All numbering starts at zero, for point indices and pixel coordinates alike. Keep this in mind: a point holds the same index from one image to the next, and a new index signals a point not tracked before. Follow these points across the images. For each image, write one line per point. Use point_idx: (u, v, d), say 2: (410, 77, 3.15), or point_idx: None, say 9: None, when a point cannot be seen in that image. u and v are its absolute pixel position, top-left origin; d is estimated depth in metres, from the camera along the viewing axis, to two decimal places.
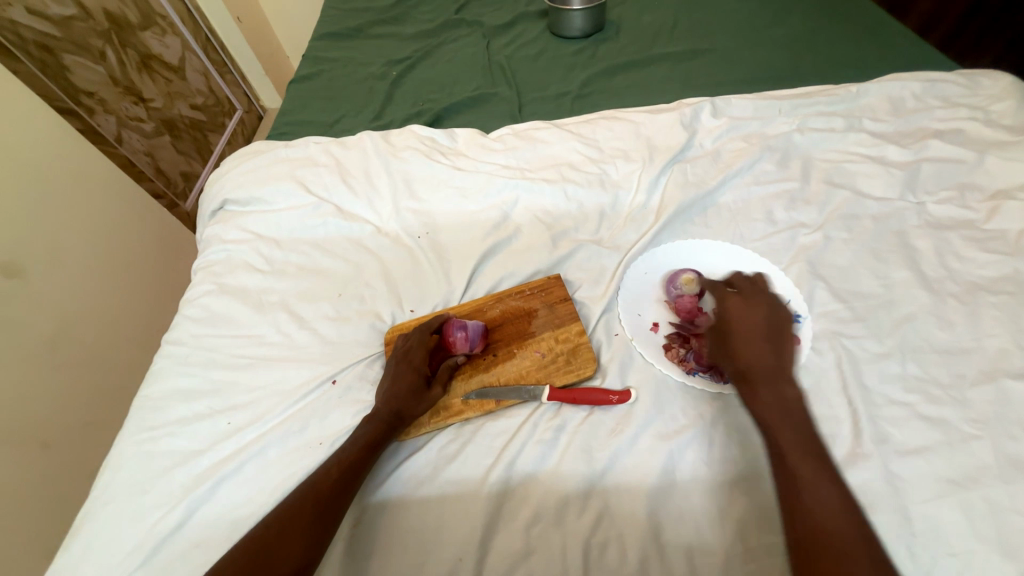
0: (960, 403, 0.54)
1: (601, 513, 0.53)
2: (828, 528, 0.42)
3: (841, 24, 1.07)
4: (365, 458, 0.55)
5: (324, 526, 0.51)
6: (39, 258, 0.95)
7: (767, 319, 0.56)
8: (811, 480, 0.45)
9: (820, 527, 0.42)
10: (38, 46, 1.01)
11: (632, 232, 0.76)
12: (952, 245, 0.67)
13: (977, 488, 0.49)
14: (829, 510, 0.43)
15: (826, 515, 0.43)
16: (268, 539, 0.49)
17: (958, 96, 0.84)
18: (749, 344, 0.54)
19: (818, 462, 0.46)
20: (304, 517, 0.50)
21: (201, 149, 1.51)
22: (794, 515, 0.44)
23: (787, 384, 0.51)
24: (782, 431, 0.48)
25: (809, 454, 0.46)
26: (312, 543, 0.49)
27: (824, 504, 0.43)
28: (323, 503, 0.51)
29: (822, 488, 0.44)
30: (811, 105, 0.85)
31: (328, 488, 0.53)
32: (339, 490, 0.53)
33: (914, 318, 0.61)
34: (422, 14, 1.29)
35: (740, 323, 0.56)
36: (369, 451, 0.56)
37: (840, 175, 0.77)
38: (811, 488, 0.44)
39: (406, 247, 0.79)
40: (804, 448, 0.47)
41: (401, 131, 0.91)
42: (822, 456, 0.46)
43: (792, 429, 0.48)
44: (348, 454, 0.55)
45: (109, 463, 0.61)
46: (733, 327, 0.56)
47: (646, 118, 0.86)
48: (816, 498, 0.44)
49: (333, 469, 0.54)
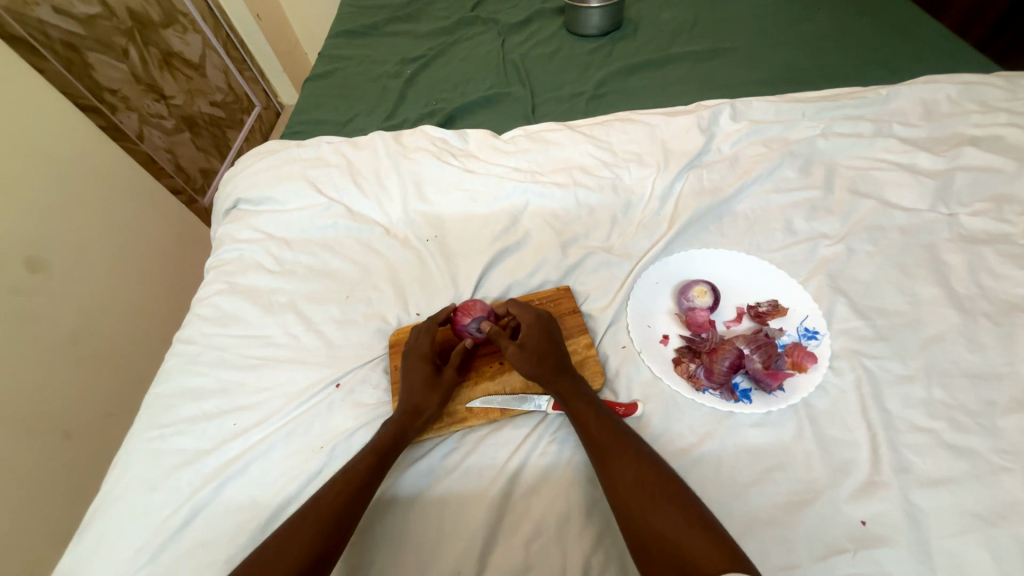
0: (989, 431, 0.51)
1: (603, 532, 0.52)
2: (639, 503, 0.47)
3: (872, 21, 1.02)
4: (373, 468, 0.54)
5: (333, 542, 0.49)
6: (62, 254, 0.97)
7: (543, 333, 0.61)
8: (620, 463, 0.50)
9: (634, 505, 0.47)
10: (64, 45, 1.02)
11: (644, 240, 0.74)
12: (986, 260, 0.63)
13: (1006, 525, 0.46)
14: (672, 513, 0.45)
15: (638, 491, 0.47)
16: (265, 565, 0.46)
17: (997, 99, 0.79)
18: (550, 358, 0.59)
19: (651, 469, 0.49)
20: (303, 537, 0.48)
21: (220, 145, 1.53)
22: (642, 528, 0.45)
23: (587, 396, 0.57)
24: (592, 423, 0.54)
25: (615, 441, 0.52)
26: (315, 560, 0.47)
27: (632, 482, 0.48)
28: (328, 526, 0.49)
29: (626, 469, 0.49)
30: (838, 108, 0.81)
31: (328, 512, 0.50)
32: (341, 512, 0.50)
33: (942, 338, 0.58)
34: (438, 11, 1.28)
35: (533, 339, 0.60)
36: (378, 459, 0.55)
37: (865, 184, 0.74)
38: (618, 471, 0.49)
39: (414, 250, 0.78)
40: (612, 435, 0.52)
41: (413, 132, 0.91)
42: (625, 438, 0.52)
43: (618, 446, 0.51)
44: (359, 465, 0.54)
45: (120, 458, 0.62)
46: (530, 340, 0.60)
47: (662, 120, 0.84)
48: (625, 480, 0.49)
49: (326, 503, 0.51)
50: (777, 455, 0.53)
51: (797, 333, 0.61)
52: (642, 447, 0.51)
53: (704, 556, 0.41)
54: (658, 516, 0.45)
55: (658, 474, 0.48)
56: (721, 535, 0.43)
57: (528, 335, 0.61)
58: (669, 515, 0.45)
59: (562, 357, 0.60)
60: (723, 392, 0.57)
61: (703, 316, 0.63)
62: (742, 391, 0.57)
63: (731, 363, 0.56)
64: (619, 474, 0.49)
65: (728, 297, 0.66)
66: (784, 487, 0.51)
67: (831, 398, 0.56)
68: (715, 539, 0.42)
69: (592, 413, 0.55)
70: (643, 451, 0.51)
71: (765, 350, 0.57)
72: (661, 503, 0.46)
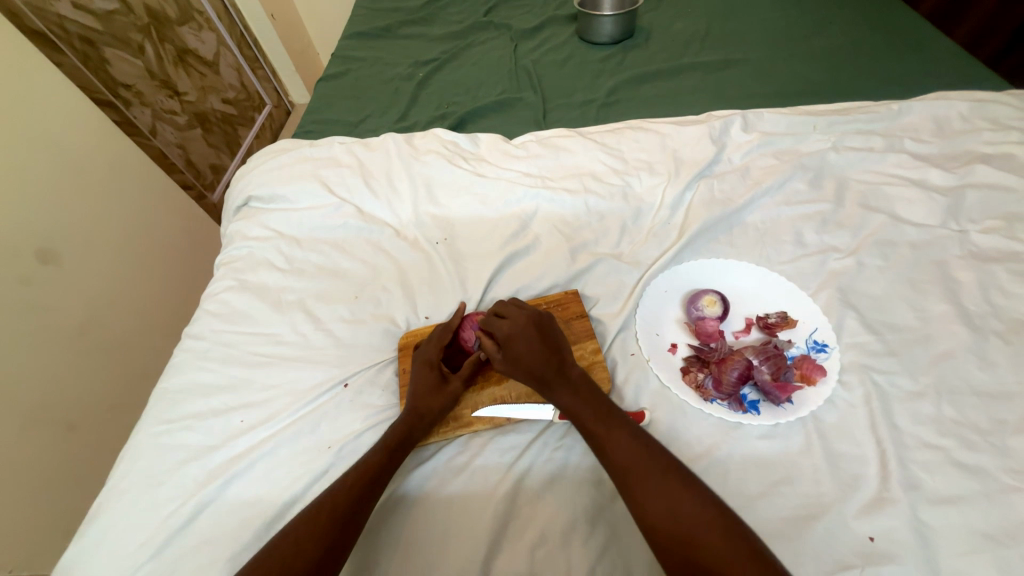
0: (999, 450, 0.51)
1: (608, 541, 0.52)
2: (677, 536, 0.45)
3: (884, 36, 1.02)
4: (384, 463, 0.54)
5: (342, 537, 0.49)
6: (73, 246, 0.97)
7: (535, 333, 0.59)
8: (651, 493, 0.47)
9: (670, 532, 0.45)
10: (82, 40, 1.03)
11: (654, 248, 0.74)
12: (997, 278, 0.63)
13: (1016, 546, 0.45)
14: (710, 534, 0.44)
15: (675, 523, 0.45)
16: (286, 554, 0.47)
17: (1009, 117, 0.79)
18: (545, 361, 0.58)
19: (681, 486, 0.47)
20: (316, 529, 0.49)
21: (230, 142, 1.54)
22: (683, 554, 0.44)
23: (598, 406, 0.55)
24: (608, 439, 0.52)
25: (641, 465, 0.49)
26: (329, 549, 0.48)
27: (666, 514, 0.46)
28: (341, 512, 0.50)
29: (657, 499, 0.47)
30: (849, 122, 0.81)
31: (343, 500, 0.51)
32: (354, 501, 0.51)
33: (952, 356, 0.58)
34: (451, 15, 1.29)
35: (525, 342, 0.58)
36: (390, 455, 0.55)
37: (876, 198, 0.74)
38: (648, 501, 0.47)
39: (423, 252, 0.78)
40: (633, 451, 0.51)
41: (424, 135, 0.91)
42: (652, 461, 0.50)
43: (642, 464, 0.49)
44: (368, 460, 0.55)
45: (127, 452, 0.62)
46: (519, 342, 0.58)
47: (673, 129, 0.84)
48: (654, 501, 0.47)
49: (341, 491, 0.52)
50: (786, 468, 0.53)
51: (806, 345, 0.61)
52: (672, 469, 0.49)
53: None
54: (700, 550, 0.43)
55: (693, 500, 0.46)
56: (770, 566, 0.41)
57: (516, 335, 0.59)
58: (712, 548, 0.43)
59: (557, 362, 0.58)
60: (730, 403, 0.57)
61: (712, 326, 0.63)
62: (750, 403, 0.57)
63: (740, 374, 0.57)
64: (649, 496, 0.47)
65: (737, 308, 0.66)
66: (792, 500, 0.50)
67: (840, 412, 0.56)
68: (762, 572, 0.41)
69: (613, 433, 0.52)
70: (673, 474, 0.48)
71: (773, 361, 0.58)
72: (697, 527, 0.44)
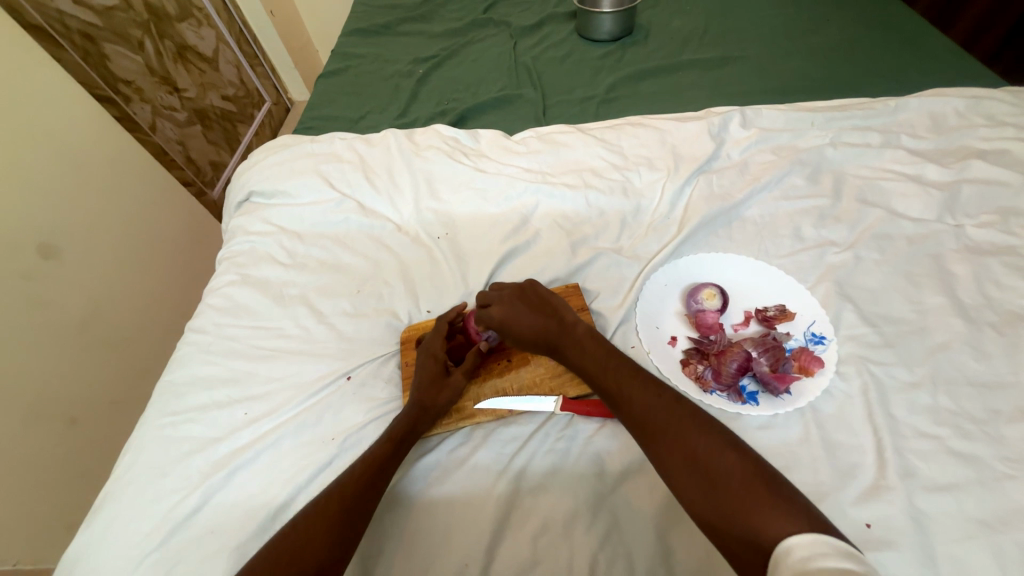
0: (993, 439, 0.52)
1: (610, 529, 0.52)
2: (695, 476, 0.46)
3: (881, 33, 1.03)
4: (390, 454, 0.55)
5: (351, 526, 0.50)
6: (74, 241, 0.98)
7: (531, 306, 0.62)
8: (668, 439, 0.49)
9: (692, 482, 0.46)
10: (81, 35, 1.03)
11: (654, 243, 0.75)
12: (992, 272, 0.64)
13: (1010, 532, 0.46)
14: (731, 482, 0.44)
15: (692, 464, 0.46)
16: (295, 546, 0.47)
17: (1004, 114, 0.80)
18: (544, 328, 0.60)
19: (701, 438, 0.48)
20: (326, 517, 0.49)
21: (230, 139, 1.54)
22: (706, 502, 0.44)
23: (612, 368, 0.56)
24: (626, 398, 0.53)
25: (657, 414, 0.51)
26: (339, 536, 0.49)
27: (683, 456, 0.47)
28: (349, 502, 0.51)
29: (675, 443, 0.48)
30: (846, 118, 0.82)
31: (351, 491, 0.51)
32: (362, 491, 0.52)
33: (948, 347, 0.59)
34: (451, 12, 1.29)
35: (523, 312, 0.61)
36: (395, 446, 0.56)
37: (873, 193, 0.75)
38: (665, 448, 0.48)
39: (425, 246, 0.79)
40: (651, 408, 0.51)
41: (425, 130, 0.92)
42: (668, 409, 0.51)
43: (661, 420, 0.50)
44: (374, 451, 0.55)
45: (131, 445, 0.62)
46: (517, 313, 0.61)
47: (673, 125, 0.85)
48: (672, 455, 0.48)
49: (348, 483, 0.52)
50: (784, 456, 0.53)
51: (804, 338, 0.62)
52: (690, 416, 0.50)
53: (775, 525, 0.40)
54: (721, 490, 0.44)
55: (712, 443, 0.47)
56: (791, 503, 0.41)
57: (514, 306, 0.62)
58: (734, 493, 0.43)
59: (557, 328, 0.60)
60: (729, 394, 0.58)
61: (712, 318, 0.64)
62: (749, 394, 0.58)
63: (739, 366, 0.57)
64: (669, 450, 0.48)
65: (736, 301, 0.67)
66: None
67: (837, 402, 0.56)
68: (783, 508, 0.41)
69: (630, 386, 0.54)
70: (690, 420, 0.49)
71: (773, 353, 0.59)
72: (718, 475, 0.45)
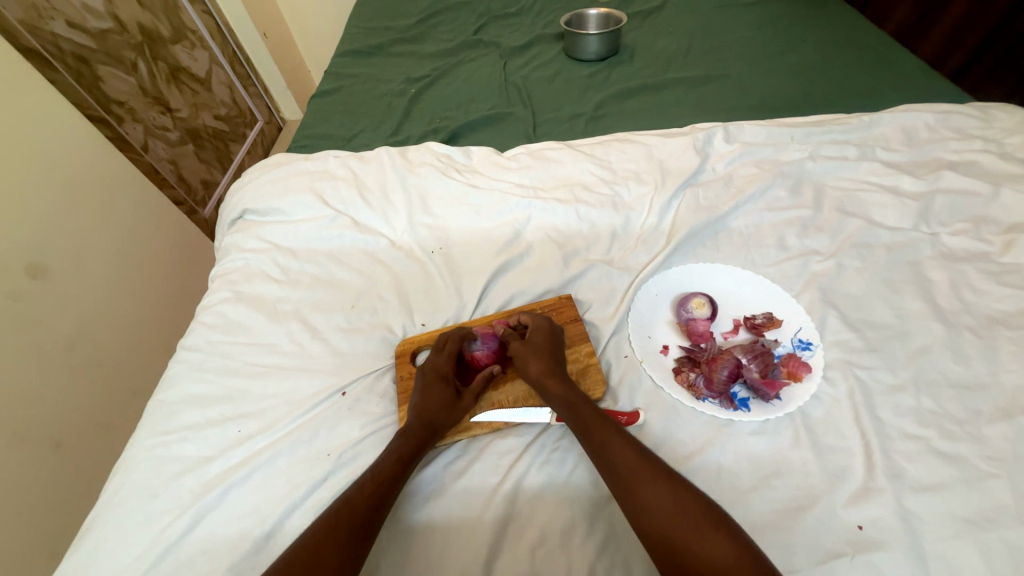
0: (977, 439, 0.53)
1: (607, 538, 0.52)
2: (689, 536, 0.46)
3: (853, 53, 1.08)
4: (394, 470, 0.55)
5: (358, 546, 0.49)
6: (64, 261, 0.97)
7: (549, 347, 0.63)
8: (660, 492, 0.49)
9: (683, 535, 0.46)
10: (75, 57, 1.05)
11: (643, 253, 0.77)
12: (968, 277, 0.67)
13: (995, 529, 0.48)
14: (718, 540, 0.45)
15: (683, 522, 0.47)
16: (307, 562, 0.47)
17: (972, 127, 0.84)
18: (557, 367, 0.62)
19: (687, 493, 0.49)
20: (336, 538, 0.49)
21: (222, 157, 1.55)
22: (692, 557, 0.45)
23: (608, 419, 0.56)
24: (619, 445, 0.53)
25: (648, 467, 0.51)
26: (349, 558, 0.48)
27: (675, 510, 0.47)
28: (358, 522, 0.50)
29: (667, 499, 0.48)
30: (824, 133, 0.86)
31: (362, 508, 0.51)
32: (371, 510, 0.52)
33: (929, 350, 0.61)
34: (442, 34, 1.33)
35: (544, 355, 0.62)
36: (396, 462, 0.56)
37: (851, 204, 0.78)
38: (660, 499, 0.48)
39: (418, 260, 0.80)
40: (639, 461, 0.51)
41: (417, 148, 0.93)
42: (657, 464, 0.51)
43: (651, 472, 0.50)
44: (379, 469, 0.55)
45: (121, 466, 0.61)
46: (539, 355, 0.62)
47: (659, 141, 0.88)
48: (663, 506, 0.48)
49: (357, 498, 0.52)
50: (776, 461, 0.55)
51: (791, 344, 0.63)
52: (674, 474, 0.51)
53: None
54: (708, 546, 0.45)
55: (696, 500, 0.48)
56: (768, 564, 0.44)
57: (536, 344, 0.63)
58: (721, 551, 0.44)
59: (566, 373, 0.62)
60: (721, 401, 0.59)
61: (702, 326, 0.66)
62: (740, 400, 0.59)
63: (729, 372, 0.59)
64: (657, 503, 0.48)
65: (725, 310, 0.68)
66: (785, 494, 0.52)
67: (825, 406, 0.58)
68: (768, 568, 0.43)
69: (619, 439, 0.53)
70: (678, 477, 0.51)
71: (762, 359, 0.59)
72: (705, 531, 0.46)
